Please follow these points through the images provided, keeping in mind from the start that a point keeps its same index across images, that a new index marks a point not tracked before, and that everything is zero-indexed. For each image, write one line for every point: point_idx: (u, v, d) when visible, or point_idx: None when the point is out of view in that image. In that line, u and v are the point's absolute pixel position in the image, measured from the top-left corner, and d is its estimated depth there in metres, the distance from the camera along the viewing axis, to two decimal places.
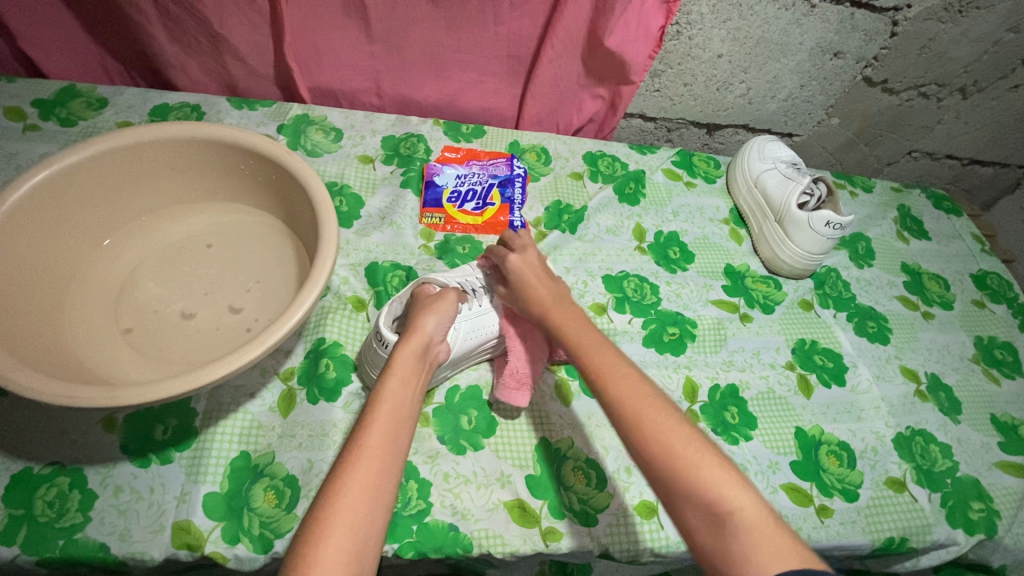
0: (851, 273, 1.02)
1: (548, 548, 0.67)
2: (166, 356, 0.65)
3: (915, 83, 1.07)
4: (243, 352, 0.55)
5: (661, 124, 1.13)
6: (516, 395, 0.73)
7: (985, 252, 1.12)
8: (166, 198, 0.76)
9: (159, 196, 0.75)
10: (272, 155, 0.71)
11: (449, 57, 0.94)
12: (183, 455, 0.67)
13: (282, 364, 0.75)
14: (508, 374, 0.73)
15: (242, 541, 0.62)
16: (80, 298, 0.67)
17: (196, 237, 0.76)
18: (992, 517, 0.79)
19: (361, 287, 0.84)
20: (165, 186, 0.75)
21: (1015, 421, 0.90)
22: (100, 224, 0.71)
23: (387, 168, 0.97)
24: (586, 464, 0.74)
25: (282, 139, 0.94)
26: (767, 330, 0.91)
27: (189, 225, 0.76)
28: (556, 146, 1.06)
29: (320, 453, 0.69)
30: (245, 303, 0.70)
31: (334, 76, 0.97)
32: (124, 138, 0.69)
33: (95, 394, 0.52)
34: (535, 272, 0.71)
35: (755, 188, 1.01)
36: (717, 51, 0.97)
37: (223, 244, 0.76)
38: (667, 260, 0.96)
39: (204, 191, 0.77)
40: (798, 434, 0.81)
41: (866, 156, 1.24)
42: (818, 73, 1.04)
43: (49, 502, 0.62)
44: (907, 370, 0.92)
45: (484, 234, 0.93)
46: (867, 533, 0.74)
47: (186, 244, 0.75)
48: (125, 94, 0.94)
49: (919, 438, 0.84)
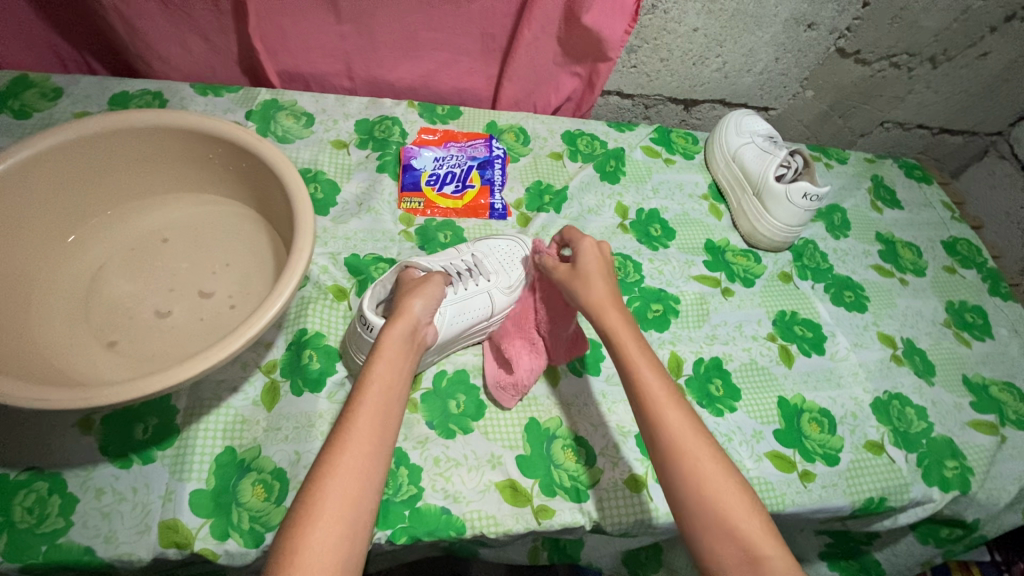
0: (828, 244, 1.03)
1: (541, 525, 0.68)
2: (141, 354, 0.63)
3: (887, 53, 1.08)
4: (221, 347, 0.54)
5: (639, 100, 1.12)
6: (509, 399, 0.75)
7: (955, 219, 1.15)
8: (122, 192, 0.72)
9: (115, 190, 0.72)
10: (243, 143, 0.69)
11: (420, 37, 0.92)
12: (166, 454, 0.65)
13: (263, 356, 0.74)
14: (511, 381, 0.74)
15: (232, 537, 0.62)
16: (45, 297, 0.64)
17: (151, 231, 0.73)
18: (966, 474, 0.82)
19: (341, 276, 0.82)
20: (122, 179, 0.71)
21: (986, 381, 0.93)
22: (63, 220, 0.68)
23: (362, 153, 0.95)
24: (575, 441, 0.75)
25: (252, 126, 0.91)
26: (748, 303, 0.93)
27: (144, 220, 0.73)
28: (534, 126, 1.04)
29: (307, 444, 0.68)
30: (220, 293, 0.69)
31: (302, 58, 0.94)
32: (85, 128, 0.66)
33: (69, 396, 0.50)
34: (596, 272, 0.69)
35: (733, 162, 1.02)
36: (693, 25, 0.96)
37: (179, 238, 0.73)
38: (649, 238, 0.96)
39: (163, 183, 0.74)
40: (781, 403, 0.82)
41: (840, 128, 1.25)
42: (792, 45, 1.04)
43: (28, 508, 0.60)
44: (884, 335, 0.94)
45: (465, 218, 0.92)
46: (848, 495, 0.76)
47: (141, 239, 0.72)
48: (81, 83, 0.90)
49: (896, 401, 0.87)
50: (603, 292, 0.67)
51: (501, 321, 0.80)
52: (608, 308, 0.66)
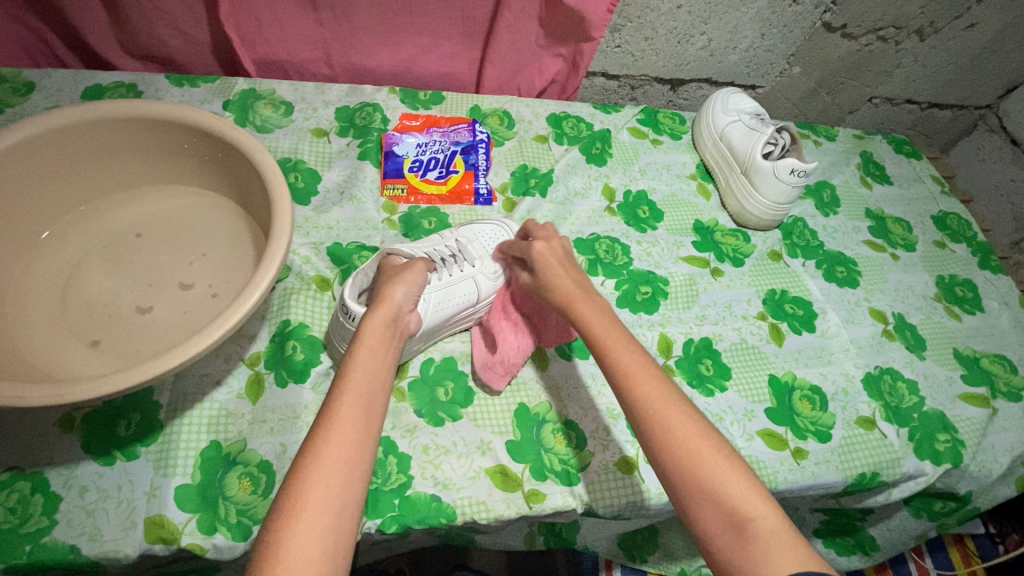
0: (818, 222, 1.03)
1: (532, 510, 0.68)
2: (121, 349, 0.62)
3: (873, 26, 1.07)
4: (201, 338, 0.53)
5: (625, 81, 1.10)
6: (498, 379, 0.74)
7: (944, 193, 1.14)
8: (93, 187, 0.71)
9: (87, 185, 0.70)
10: (218, 132, 0.67)
11: (400, 21, 0.90)
12: (150, 450, 0.64)
13: (247, 349, 0.72)
14: (498, 359, 0.73)
15: (219, 530, 0.61)
16: (19, 294, 0.63)
17: (123, 226, 0.71)
18: (957, 446, 0.82)
19: (325, 266, 0.81)
20: (93, 173, 0.70)
21: (977, 354, 0.93)
22: (36, 216, 0.66)
23: (343, 141, 0.93)
24: (565, 425, 0.74)
25: (229, 117, 0.89)
26: (738, 282, 0.92)
27: (116, 216, 0.71)
28: (518, 109, 1.03)
29: (293, 436, 0.67)
30: (200, 284, 0.68)
31: (279, 45, 0.92)
32: (53, 121, 0.64)
33: (42, 392, 0.49)
34: (559, 261, 0.69)
35: (720, 141, 1.00)
36: (676, 2, 0.95)
37: (153, 233, 0.71)
38: (637, 220, 0.95)
39: (136, 176, 0.73)
40: (772, 381, 0.82)
41: (829, 105, 1.24)
42: (778, 21, 1.02)
43: (10, 508, 0.59)
44: (874, 311, 0.94)
45: (450, 205, 0.91)
46: (840, 471, 0.76)
47: (113, 235, 0.70)
48: (52, 76, 0.88)
49: (887, 376, 0.86)
50: (567, 282, 0.67)
51: (488, 306, 0.79)
52: (575, 299, 0.65)
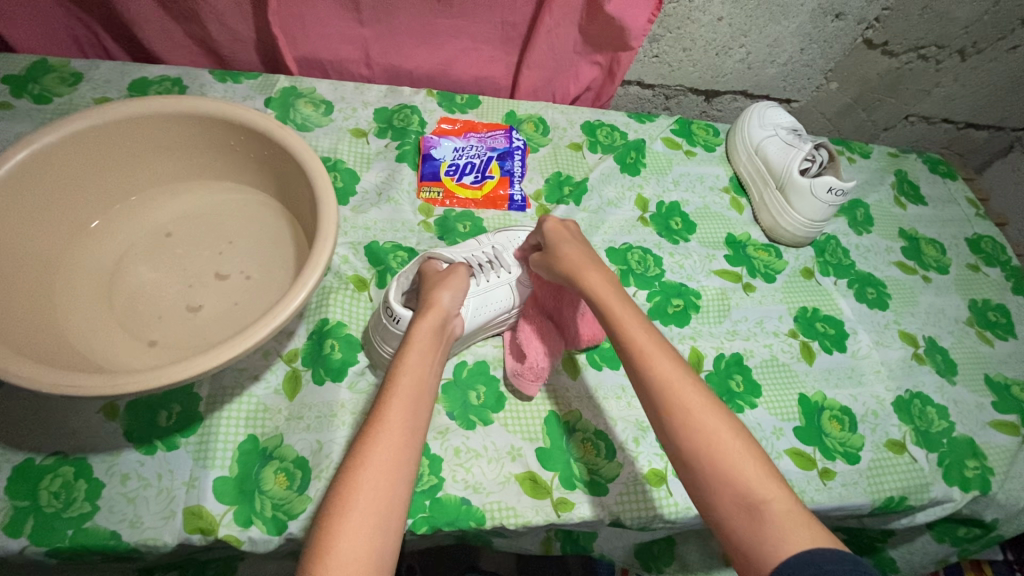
0: (850, 240, 1.02)
1: (560, 517, 0.68)
2: (166, 342, 0.63)
3: (915, 44, 1.06)
4: (247, 337, 0.54)
5: (660, 91, 1.10)
6: (530, 385, 0.74)
7: (980, 216, 1.13)
8: (132, 182, 0.71)
9: (126, 180, 0.71)
10: (265, 132, 0.68)
11: (441, 24, 0.90)
12: (189, 441, 0.66)
13: (285, 346, 0.74)
14: (525, 366, 0.74)
15: (255, 524, 0.62)
16: (70, 284, 0.64)
17: (156, 222, 0.72)
18: (986, 474, 0.82)
19: (362, 266, 0.82)
20: (133, 169, 0.71)
21: (1008, 381, 0.92)
22: (85, 207, 0.68)
23: (381, 142, 0.94)
24: (595, 435, 0.75)
25: (271, 114, 0.91)
26: (769, 299, 0.92)
27: (152, 212, 0.72)
28: (554, 116, 1.03)
29: (329, 434, 0.68)
30: (236, 274, 0.69)
31: (321, 45, 0.93)
32: (105, 115, 0.65)
33: (96, 382, 0.50)
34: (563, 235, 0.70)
35: (756, 155, 1.00)
36: (718, 14, 0.94)
37: (183, 230, 0.72)
38: (669, 231, 0.95)
39: (173, 172, 0.74)
40: (801, 400, 0.82)
41: (864, 121, 1.23)
42: (818, 36, 1.02)
43: (55, 492, 0.60)
44: (905, 334, 0.93)
45: (484, 210, 0.91)
46: (868, 493, 0.75)
47: (145, 230, 0.71)
48: (100, 68, 0.89)
49: (917, 400, 0.86)
50: (577, 255, 0.68)
51: (520, 310, 0.79)
52: (582, 268, 0.66)
